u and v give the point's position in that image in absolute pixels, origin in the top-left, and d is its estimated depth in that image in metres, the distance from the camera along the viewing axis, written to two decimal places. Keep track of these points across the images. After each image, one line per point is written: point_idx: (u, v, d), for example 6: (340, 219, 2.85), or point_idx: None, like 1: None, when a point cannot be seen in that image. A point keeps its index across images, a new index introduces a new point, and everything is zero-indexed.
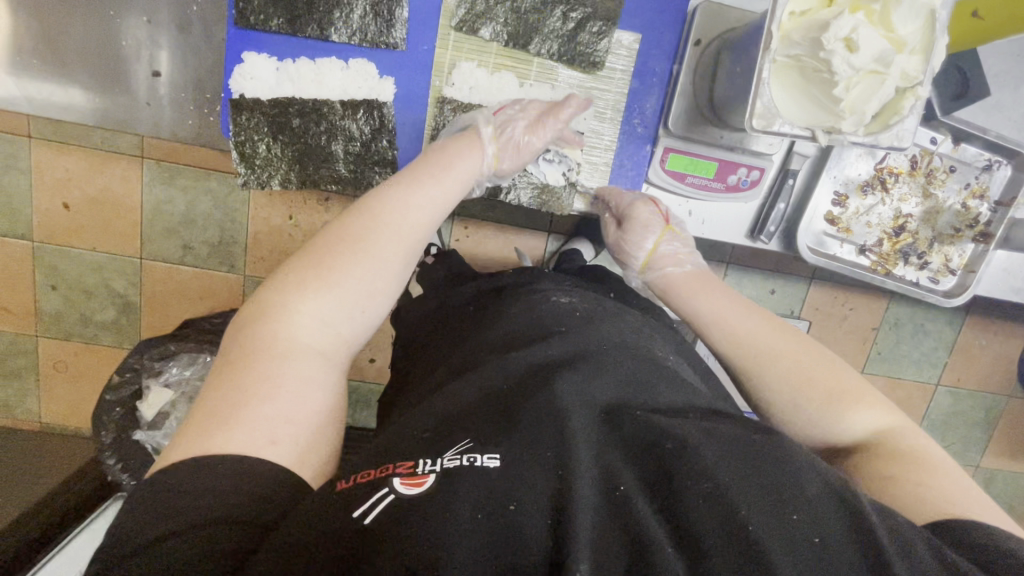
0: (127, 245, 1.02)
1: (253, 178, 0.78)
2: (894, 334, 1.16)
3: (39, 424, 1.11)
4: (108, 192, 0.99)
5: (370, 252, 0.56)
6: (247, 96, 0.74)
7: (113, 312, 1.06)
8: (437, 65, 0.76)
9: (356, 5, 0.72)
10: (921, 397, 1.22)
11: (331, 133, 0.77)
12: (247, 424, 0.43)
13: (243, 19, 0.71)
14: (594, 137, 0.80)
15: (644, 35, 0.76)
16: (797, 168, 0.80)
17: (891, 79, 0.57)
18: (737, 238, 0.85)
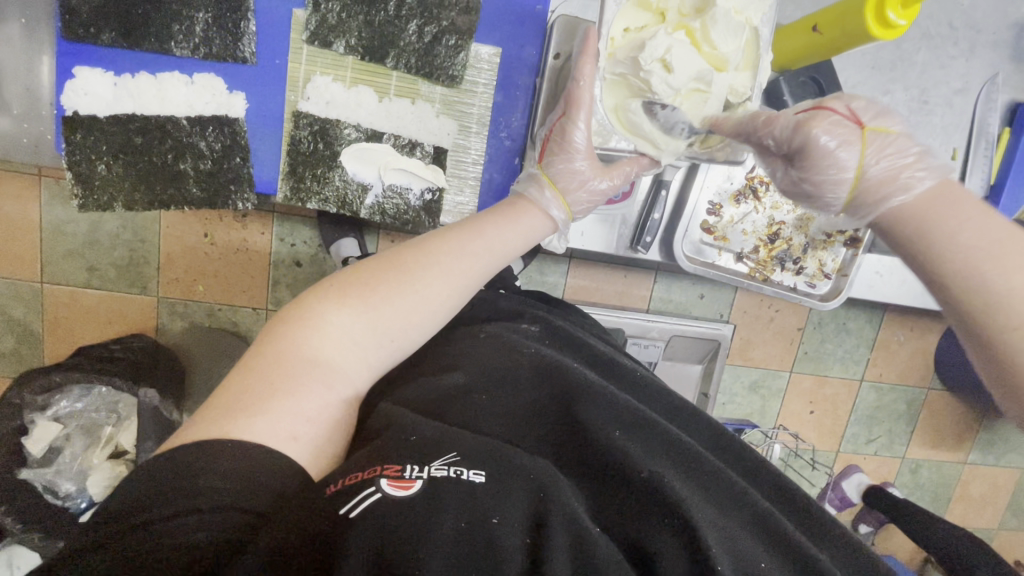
0: (24, 270, 0.96)
1: (90, 200, 0.73)
2: (818, 333, 1.20)
3: None
4: (8, 214, 0.93)
5: (439, 282, 0.52)
6: (80, 113, 0.70)
7: (11, 342, 0.99)
8: (291, 79, 0.74)
9: (197, 19, 0.70)
10: (847, 392, 1.26)
11: (177, 151, 0.73)
12: (272, 416, 0.43)
13: (71, 33, 0.68)
14: (460, 152, 0.79)
15: (503, 50, 0.76)
16: (670, 179, 0.83)
17: (713, 96, 0.61)
18: (619, 249, 0.87)
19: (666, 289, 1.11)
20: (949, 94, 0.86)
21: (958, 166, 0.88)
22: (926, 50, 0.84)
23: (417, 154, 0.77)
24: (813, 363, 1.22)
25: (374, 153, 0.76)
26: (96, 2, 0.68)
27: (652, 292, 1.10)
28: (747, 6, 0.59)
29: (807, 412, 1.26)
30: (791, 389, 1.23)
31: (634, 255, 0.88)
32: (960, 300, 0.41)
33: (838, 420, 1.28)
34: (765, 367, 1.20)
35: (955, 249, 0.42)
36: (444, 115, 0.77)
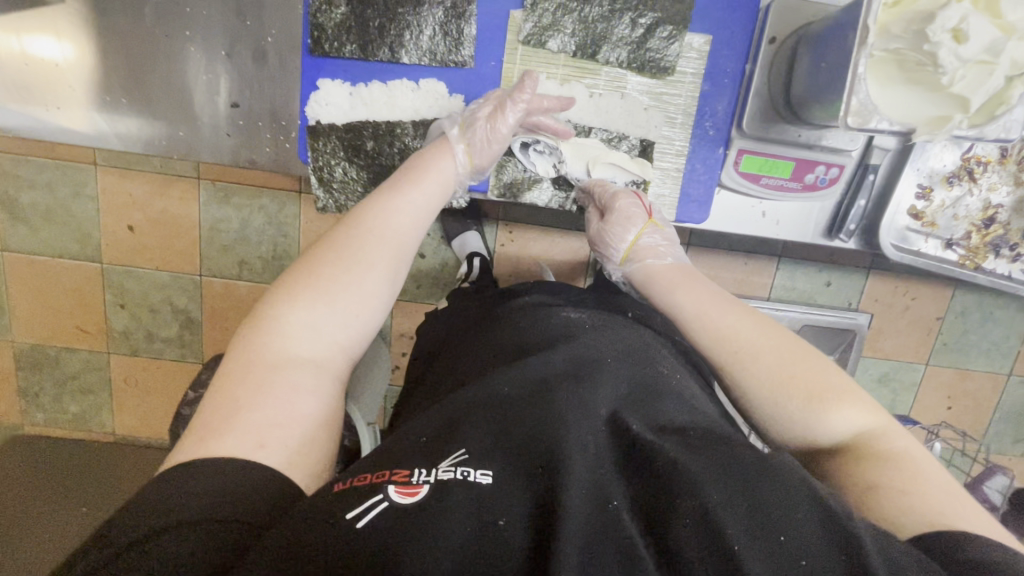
0: (186, 264, 1.07)
1: (330, 201, 0.80)
2: (961, 323, 1.11)
3: (115, 436, 1.18)
4: (169, 213, 1.03)
5: (382, 250, 0.58)
6: (323, 122, 0.77)
7: (176, 328, 1.11)
8: (505, 80, 0.76)
9: (426, 27, 0.74)
10: (992, 388, 1.16)
11: (403, 154, 0.78)
12: (237, 430, 0.45)
13: (317, 47, 0.74)
14: (665, 144, 0.79)
15: (713, 37, 0.75)
16: (877, 162, 0.78)
17: (998, 69, 0.54)
18: (813, 237, 0.84)
19: (789, 276, 1.06)
20: None
21: None
22: None
23: (624, 147, 0.79)
24: (955, 356, 1.13)
25: (584, 148, 0.79)
26: (338, 18, 0.73)
27: (775, 280, 1.05)
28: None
29: (945, 408, 1.17)
30: (926, 382, 1.15)
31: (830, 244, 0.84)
32: (694, 344, 0.61)
33: (979, 418, 1.18)
34: (896, 359, 1.13)
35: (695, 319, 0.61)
36: (652, 107, 0.78)
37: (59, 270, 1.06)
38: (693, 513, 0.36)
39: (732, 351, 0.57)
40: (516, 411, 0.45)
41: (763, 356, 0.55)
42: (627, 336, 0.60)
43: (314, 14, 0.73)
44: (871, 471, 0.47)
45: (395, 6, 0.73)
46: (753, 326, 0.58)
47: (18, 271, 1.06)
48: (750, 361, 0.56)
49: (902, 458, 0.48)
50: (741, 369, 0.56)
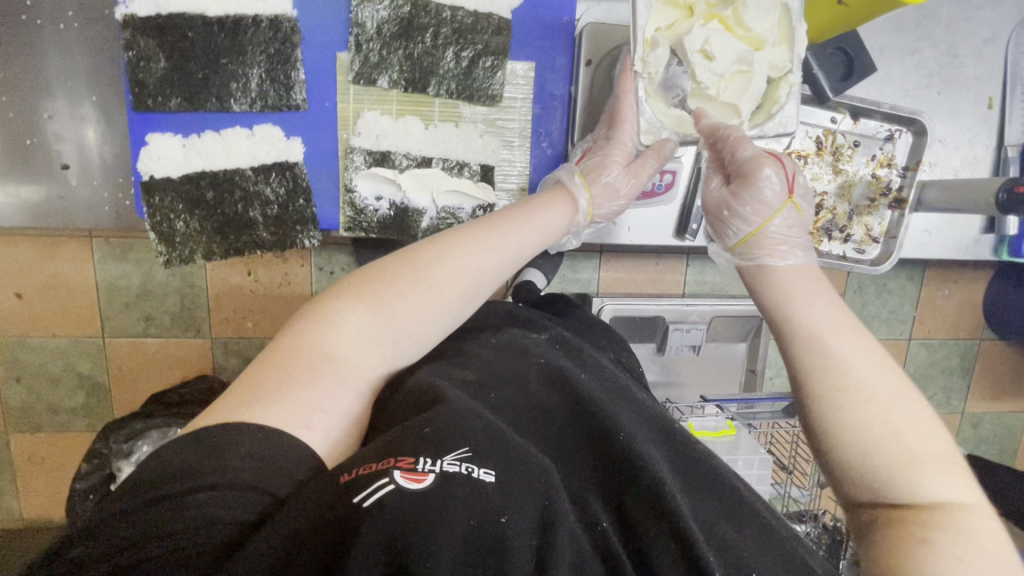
0: (87, 327, 1.01)
1: (175, 255, 0.78)
2: (859, 297, 1.19)
3: (24, 520, 1.09)
4: (64, 276, 0.98)
5: (495, 262, 0.60)
6: (157, 176, 0.74)
7: (81, 396, 1.04)
8: (342, 119, 0.77)
9: (252, 75, 0.73)
10: (897, 353, 1.24)
11: (246, 201, 0.77)
12: (288, 407, 0.49)
13: (141, 103, 0.72)
14: (506, 166, 0.81)
15: (536, 63, 0.79)
16: (708, 165, 0.84)
17: (756, 75, 0.66)
18: (664, 239, 0.88)
19: (699, 272, 1.10)
20: (978, 45, 0.87)
21: (996, 115, 0.90)
22: (951, 4, 0.85)
23: (467, 174, 0.80)
24: None
25: (428, 178, 0.79)
26: (160, 73, 0.71)
27: (686, 277, 1.10)
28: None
29: None
30: None
31: (681, 244, 0.89)
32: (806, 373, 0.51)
33: None
34: None
35: (823, 345, 0.51)
36: (488, 134, 0.80)
37: None
38: (671, 546, 0.44)
39: (856, 388, 0.49)
40: (515, 426, 0.51)
41: (928, 438, 0.47)
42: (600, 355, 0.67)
43: (133, 70, 0.71)
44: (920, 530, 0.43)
45: (217, 57, 0.72)
46: (866, 353, 0.51)
47: None
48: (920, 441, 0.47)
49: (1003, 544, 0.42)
50: (863, 390, 0.49)
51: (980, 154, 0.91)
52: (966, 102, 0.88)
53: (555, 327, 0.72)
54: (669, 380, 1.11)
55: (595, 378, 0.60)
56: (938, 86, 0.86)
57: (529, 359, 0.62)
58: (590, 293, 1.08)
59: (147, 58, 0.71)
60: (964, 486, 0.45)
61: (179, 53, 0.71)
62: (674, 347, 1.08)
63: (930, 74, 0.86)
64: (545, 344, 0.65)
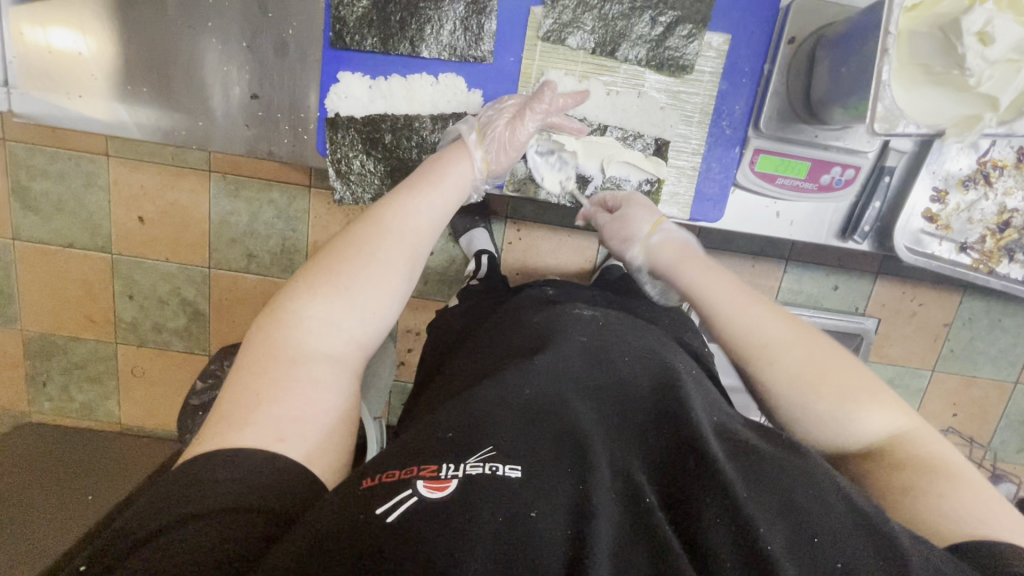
0: (196, 255, 1.07)
1: (348, 194, 0.81)
2: (969, 330, 1.11)
3: (119, 426, 1.18)
4: (179, 205, 1.04)
5: (398, 251, 0.57)
6: (342, 114, 0.77)
7: (183, 320, 1.11)
8: (524, 76, 0.76)
9: (447, 22, 0.74)
10: (998, 395, 1.15)
11: (421, 148, 0.79)
12: (257, 424, 0.45)
13: (339, 40, 0.74)
14: (682, 142, 0.79)
15: (733, 36, 0.75)
16: (892, 165, 0.78)
17: None
18: (825, 238, 0.84)
19: (797, 280, 1.05)
20: None
21: None
22: None
23: (637, 145, 0.79)
24: (962, 363, 1.13)
25: (601, 145, 0.79)
26: (361, 12, 0.73)
27: (782, 283, 1.05)
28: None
29: (950, 415, 1.17)
30: (932, 388, 1.14)
31: (842, 245, 0.84)
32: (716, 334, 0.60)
33: (984, 425, 1.18)
34: (903, 365, 1.13)
35: (697, 294, 0.63)
36: (669, 105, 0.78)
37: (69, 259, 1.07)
38: (725, 513, 0.39)
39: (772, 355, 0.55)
40: (538, 399, 0.48)
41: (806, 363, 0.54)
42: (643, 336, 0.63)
43: (336, 7, 0.73)
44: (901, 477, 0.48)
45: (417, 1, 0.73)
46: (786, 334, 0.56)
47: (29, 261, 1.07)
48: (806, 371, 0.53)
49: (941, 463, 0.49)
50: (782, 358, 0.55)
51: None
52: None
53: (599, 308, 0.68)
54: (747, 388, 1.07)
55: (615, 355, 0.56)
56: None
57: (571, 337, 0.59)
58: None
59: None
60: (885, 414, 0.51)
61: None
62: None
63: None
64: (576, 325, 0.62)
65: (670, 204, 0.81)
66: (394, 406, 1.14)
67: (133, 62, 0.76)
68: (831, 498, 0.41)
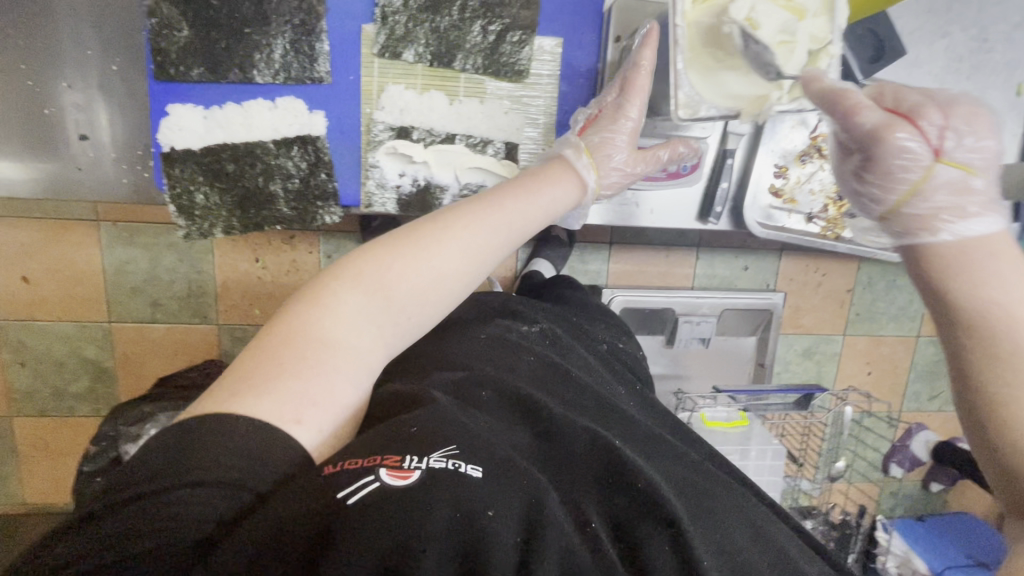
0: (93, 311, 1.00)
1: (194, 230, 0.75)
2: (869, 293, 1.18)
3: (26, 505, 1.08)
4: (68, 260, 0.97)
5: (450, 256, 0.53)
6: (178, 147, 0.73)
7: (86, 380, 1.04)
8: (366, 93, 0.75)
9: (277, 45, 0.71)
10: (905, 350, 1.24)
11: (267, 174, 0.75)
12: (279, 398, 0.44)
13: (163, 72, 0.70)
14: (531, 145, 0.80)
15: (564, 39, 0.77)
16: (734, 147, 0.83)
17: (800, 46, 0.60)
18: (687, 222, 0.87)
19: (709, 264, 1.10)
20: (1005, 31, 0.85)
21: None
22: None
23: (489, 150, 0.79)
24: (867, 324, 1.20)
25: (453, 153, 0.78)
26: (183, 41, 0.69)
27: (696, 269, 1.09)
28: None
29: (866, 374, 1.24)
30: (846, 351, 1.21)
31: (704, 227, 0.88)
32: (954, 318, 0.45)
33: (897, 379, 1.26)
34: (816, 333, 1.19)
35: (950, 301, 0.46)
36: (513, 110, 0.78)
37: None
38: (662, 534, 0.42)
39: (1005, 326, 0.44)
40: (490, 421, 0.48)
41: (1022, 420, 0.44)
42: (580, 358, 0.66)
43: (155, 38, 0.69)
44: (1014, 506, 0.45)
45: (241, 26, 0.70)
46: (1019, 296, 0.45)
47: None
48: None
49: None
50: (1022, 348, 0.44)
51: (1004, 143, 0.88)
52: (991, 88, 0.87)
53: (540, 326, 0.69)
54: (677, 374, 1.09)
55: (577, 379, 0.58)
56: (967, 70, 0.85)
57: (519, 355, 0.60)
58: (600, 284, 1.07)
59: (170, 25, 0.69)
60: None
61: (203, 21, 0.69)
62: (683, 340, 1.07)
63: (959, 58, 0.85)
64: (527, 341, 0.64)
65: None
66: None
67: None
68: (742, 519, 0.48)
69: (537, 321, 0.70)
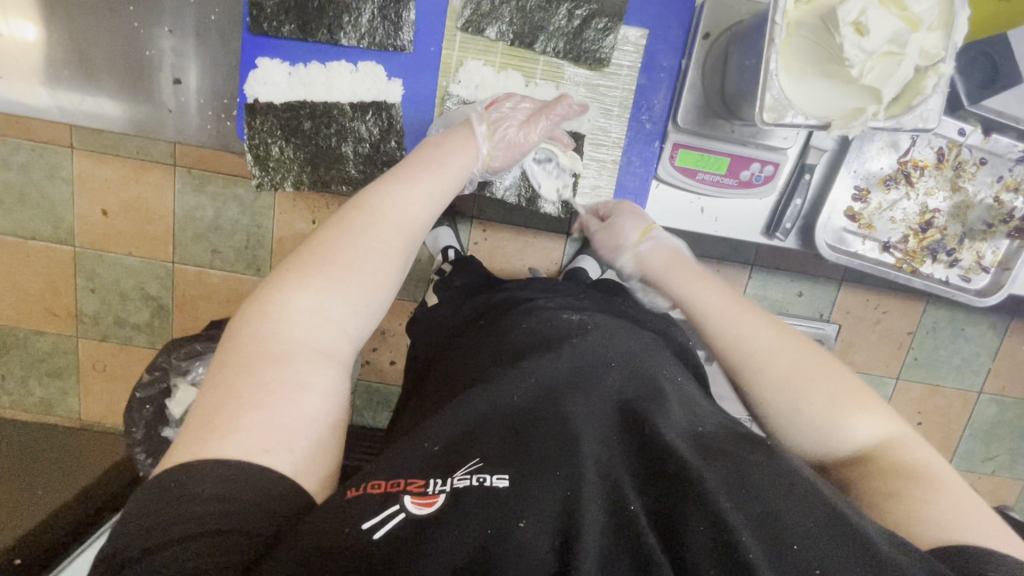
0: (160, 250, 1.06)
1: (267, 180, 0.78)
2: (932, 338, 1.11)
3: (78, 421, 1.17)
4: (142, 199, 1.03)
5: (380, 233, 0.53)
6: (261, 100, 0.75)
7: (146, 314, 1.11)
8: (444, 66, 0.76)
9: (365, 10, 0.73)
10: (962, 405, 1.16)
11: (340, 135, 0.77)
12: (242, 429, 0.41)
13: (257, 26, 0.73)
14: (600, 134, 0.79)
15: (651, 31, 0.76)
16: (814, 163, 0.78)
17: (908, 59, 0.56)
18: (750, 235, 0.83)
19: (761, 285, 1.06)
20: None
21: None
22: None
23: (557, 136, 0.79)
24: (925, 371, 1.13)
25: None
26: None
27: (746, 288, 1.05)
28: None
29: (915, 423, 1.17)
30: (896, 396, 1.15)
31: (769, 243, 0.84)
32: (722, 360, 0.58)
33: (949, 434, 1.18)
34: (867, 373, 1.13)
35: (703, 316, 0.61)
36: (588, 98, 0.78)
37: (31, 250, 1.06)
38: (706, 520, 0.37)
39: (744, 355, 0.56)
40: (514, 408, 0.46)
41: (813, 377, 0.53)
42: (637, 337, 0.60)
43: None
44: (878, 475, 0.48)
45: None
46: (768, 337, 0.56)
47: None
48: (807, 382, 0.52)
49: (925, 470, 0.47)
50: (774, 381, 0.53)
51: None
52: None
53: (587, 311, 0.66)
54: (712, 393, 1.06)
55: (602, 359, 0.53)
56: None
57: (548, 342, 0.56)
58: None
59: None
60: (876, 421, 0.50)
61: None
62: None
63: None
64: (569, 326, 0.59)
65: (588, 196, 0.82)
66: (359, 406, 1.13)
67: (73, 47, 0.75)
68: (827, 507, 0.39)
69: (579, 309, 0.65)
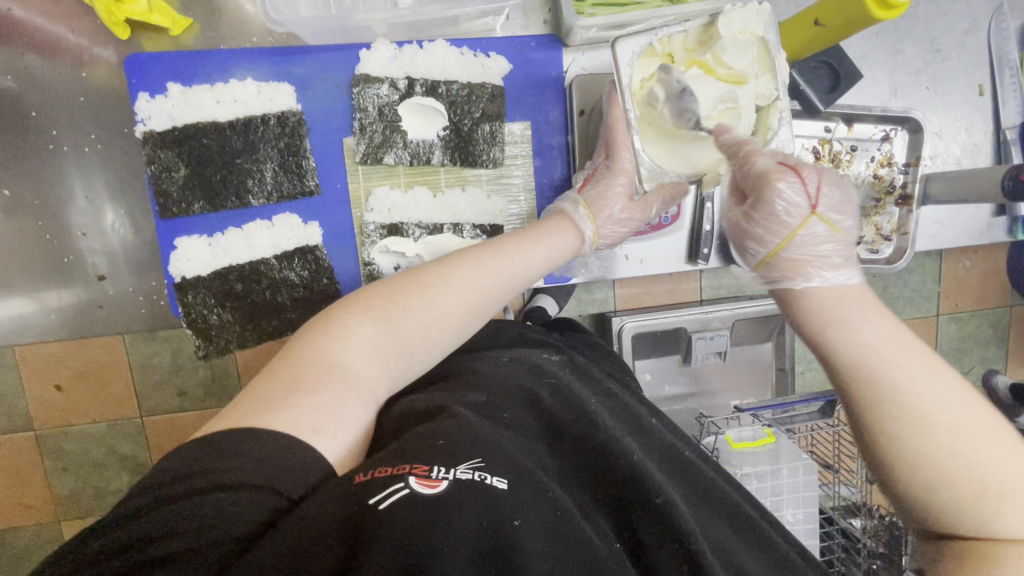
0: (124, 409, 1.02)
1: (212, 348, 0.82)
2: (880, 279, 1.17)
3: None
4: (97, 363, 0.97)
5: (456, 296, 0.57)
6: (187, 276, 0.79)
7: (127, 477, 1.07)
8: (355, 199, 0.81)
9: (266, 169, 0.78)
10: (927, 331, 1.22)
11: (273, 287, 0.80)
12: (293, 409, 0.48)
13: (166, 211, 0.77)
14: (515, 222, 0.84)
15: (532, 120, 0.82)
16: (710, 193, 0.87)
17: (745, 110, 0.65)
18: (678, 267, 0.91)
19: (713, 275, 1.07)
20: (959, 37, 0.86)
21: (987, 102, 0.88)
22: (926, 3, 0.84)
23: (477, 234, 0.82)
24: None
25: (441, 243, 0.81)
26: (181, 181, 0.76)
27: (702, 282, 1.07)
28: (748, 24, 0.63)
29: None
30: None
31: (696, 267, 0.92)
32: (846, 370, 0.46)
33: None
34: None
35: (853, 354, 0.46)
36: (493, 194, 0.83)
37: None
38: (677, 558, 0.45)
39: (887, 365, 0.44)
40: (507, 441, 0.48)
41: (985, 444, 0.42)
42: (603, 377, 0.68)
43: (157, 182, 0.76)
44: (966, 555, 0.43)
45: (232, 159, 0.77)
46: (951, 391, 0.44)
47: None
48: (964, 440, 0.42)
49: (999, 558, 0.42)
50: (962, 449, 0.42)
51: (979, 140, 0.89)
52: (958, 93, 0.87)
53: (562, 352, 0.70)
54: (698, 389, 1.10)
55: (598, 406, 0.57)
56: (926, 81, 0.86)
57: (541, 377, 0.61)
58: (608, 312, 1.05)
59: (169, 169, 0.76)
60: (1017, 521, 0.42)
61: (196, 160, 0.76)
62: (699, 357, 1.06)
63: (916, 71, 0.86)
64: (553, 365, 0.65)
65: None
66: None
67: None
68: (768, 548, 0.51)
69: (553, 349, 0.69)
